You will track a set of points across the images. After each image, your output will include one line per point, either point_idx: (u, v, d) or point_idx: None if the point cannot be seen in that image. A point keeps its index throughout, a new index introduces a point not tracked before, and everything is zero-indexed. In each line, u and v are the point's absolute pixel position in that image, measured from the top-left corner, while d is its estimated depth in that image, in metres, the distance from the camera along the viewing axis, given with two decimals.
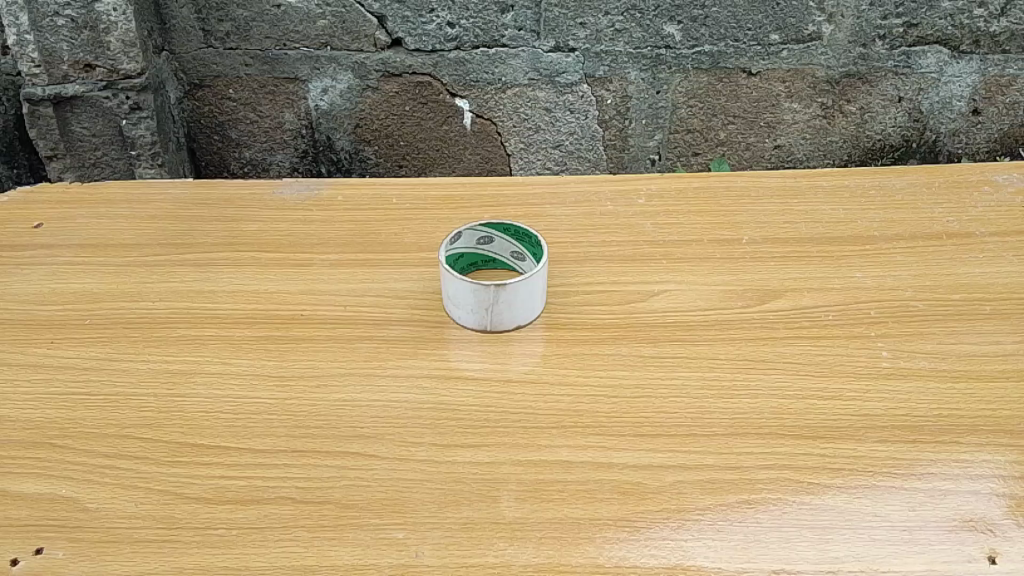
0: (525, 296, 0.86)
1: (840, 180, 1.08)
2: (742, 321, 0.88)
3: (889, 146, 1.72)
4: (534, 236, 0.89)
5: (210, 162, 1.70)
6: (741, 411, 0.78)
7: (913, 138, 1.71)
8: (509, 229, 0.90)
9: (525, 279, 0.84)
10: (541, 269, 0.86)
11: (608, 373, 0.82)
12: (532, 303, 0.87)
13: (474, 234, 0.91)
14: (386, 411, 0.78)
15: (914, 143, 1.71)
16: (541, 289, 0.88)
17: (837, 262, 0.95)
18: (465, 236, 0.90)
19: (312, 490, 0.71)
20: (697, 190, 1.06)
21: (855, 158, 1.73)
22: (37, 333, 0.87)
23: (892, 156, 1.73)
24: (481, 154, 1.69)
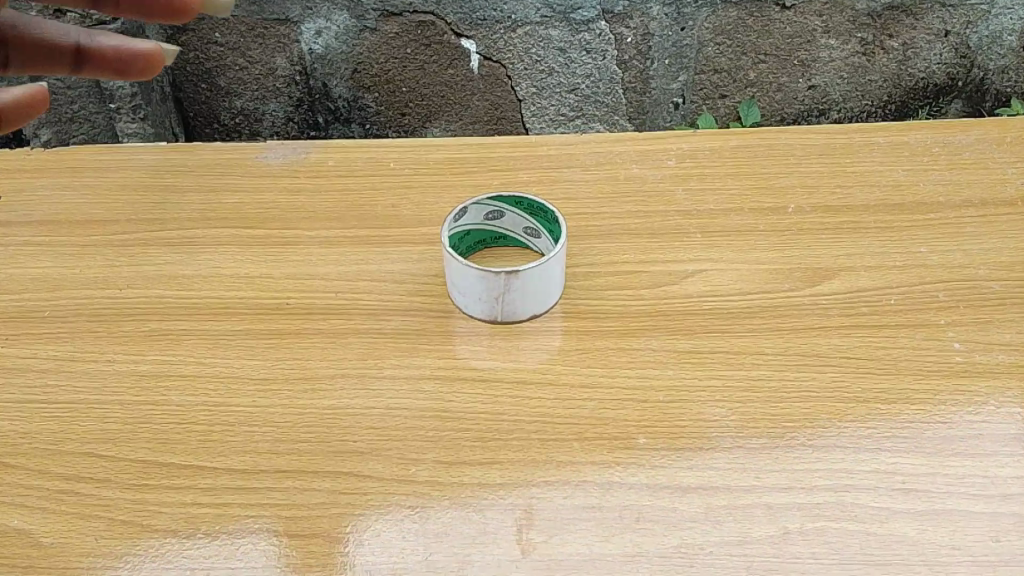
0: (540, 283, 0.75)
1: (899, 134, 0.94)
2: (790, 308, 0.77)
3: (932, 86, 1.57)
4: (551, 210, 0.77)
5: (198, 112, 1.56)
6: (792, 419, 0.68)
7: (959, 76, 1.56)
8: (521, 202, 0.79)
9: (540, 263, 0.73)
10: (560, 250, 0.75)
11: (637, 372, 0.72)
12: (551, 288, 0.76)
13: (480, 209, 0.79)
14: (383, 421, 0.68)
15: (959, 82, 1.57)
16: (560, 271, 0.77)
17: (898, 234, 0.83)
18: (471, 211, 0.79)
19: (297, 520, 0.61)
20: (735, 147, 0.93)
21: (894, 99, 1.59)
22: None
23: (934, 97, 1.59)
24: (490, 99, 1.54)
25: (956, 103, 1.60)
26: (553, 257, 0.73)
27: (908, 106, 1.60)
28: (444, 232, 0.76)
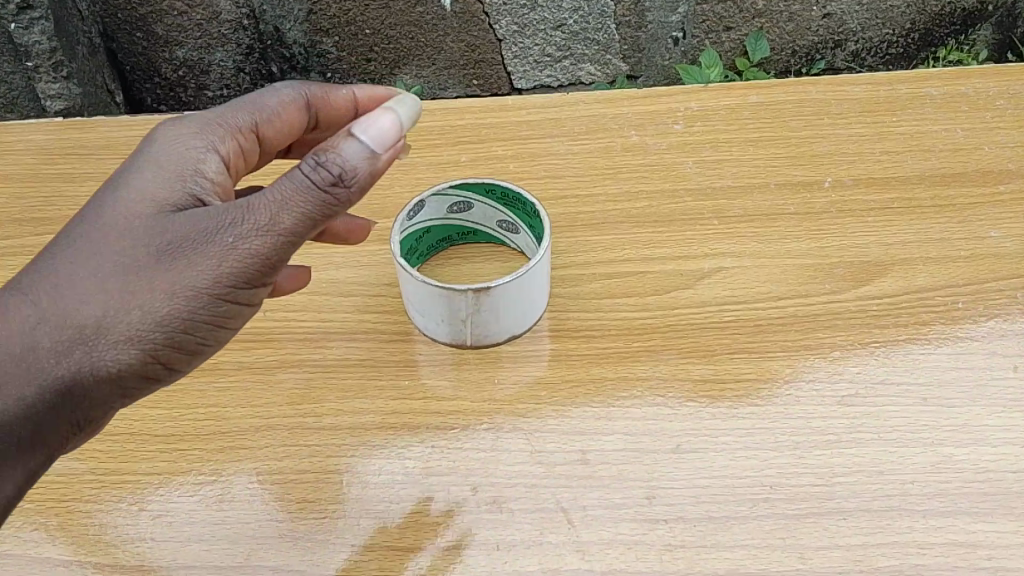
0: (519, 300, 0.59)
1: (955, 83, 0.77)
2: (831, 317, 0.61)
3: (962, 11, 1.20)
4: (533, 200, 0.61)
5: (137, 66, 1.21)
6: (844, 473, 0.54)
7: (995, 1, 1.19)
8: (493, 190, 0.62)
9: (518, 275, 0.57)
10: (546, 254, 0.59)
11: (642, 412, 0.57)
12: (536, 300, 0.60)
13: (444, 200, 0.63)
14: (319, 493, 0.54)
15: (990, 8, 1.20)
16: (546, 278, 0.61)
17: (961, 213, 0.67)
18: (431, 204, 0.62)
19: None
20: (756, 105, 0.76)
21: (919, 26, 1.22)
22: None
23: (961, 22, 1.22)
24: (466, 40, 1.21)
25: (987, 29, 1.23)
26: (537, 266, 0.57)
27: (932, 35, 1.23)
28: (397, 235, 0.60)
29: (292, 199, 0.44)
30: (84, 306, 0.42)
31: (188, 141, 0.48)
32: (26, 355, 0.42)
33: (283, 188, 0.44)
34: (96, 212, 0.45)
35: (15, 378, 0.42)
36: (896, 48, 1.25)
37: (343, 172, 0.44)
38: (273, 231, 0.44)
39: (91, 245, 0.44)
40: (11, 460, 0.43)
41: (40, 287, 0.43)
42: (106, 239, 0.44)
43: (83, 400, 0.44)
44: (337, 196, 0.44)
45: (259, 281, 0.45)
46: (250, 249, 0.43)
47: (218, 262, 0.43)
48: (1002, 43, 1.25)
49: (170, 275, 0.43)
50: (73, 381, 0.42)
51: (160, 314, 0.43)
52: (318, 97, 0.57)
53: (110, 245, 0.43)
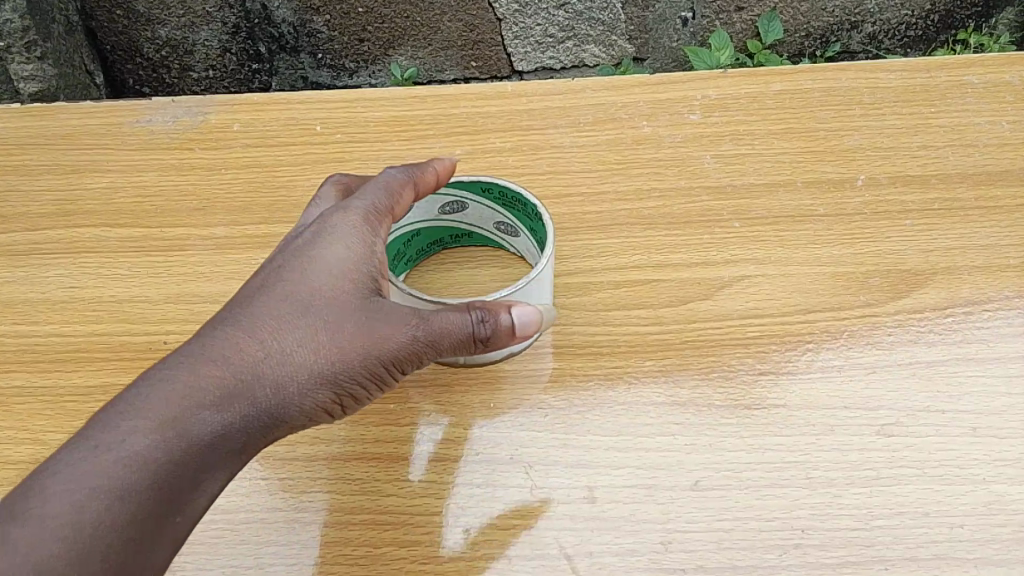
0: None
1: (999, 71, 0.70)
2: (867, 333, 0.55)
3: None
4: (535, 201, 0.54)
5: (117, 46, 1.14)
6: (884, 516, 0.47)
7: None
8: (490, 189, 0.56)
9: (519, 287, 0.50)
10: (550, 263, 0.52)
11: (656, 442, 0.51)
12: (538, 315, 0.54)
13: (434, 200, 0.56)
14: (292, 534, 0.48)
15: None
16: (549, 290, 0.54)
17: (1009, 216, 0.60)
18: (421, 205, 0.56)
19: None
20: (780, 93, 0.69)
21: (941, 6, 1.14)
22: None
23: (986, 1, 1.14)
24: (464, 19, 1.13)
25: (1011, 11, 1.14)
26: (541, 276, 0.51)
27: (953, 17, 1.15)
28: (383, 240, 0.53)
29: (468, 321, 0.46)
30: (292, 355, 0.43)
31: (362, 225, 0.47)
32: (249, 386, 0.42)
33: (457, 314, 0.46)
34: (299, 261, 0.45)
35: (236, 406, 0.42)
36: (915, 31, 1.17)
37: (497, 331, 0.46)
38: (444, 343, 0.46)
39: (305, 295, 0.44)
40: (213, 467, 0.41)
41: (253, 326, 0.43)
42: (317, 290, 0.44)
43: (273, 432, 0.44)
44: (505, 337, 0.46)
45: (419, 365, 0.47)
46: (422, 350, 0.45)
47: (405, 350, 0.45)
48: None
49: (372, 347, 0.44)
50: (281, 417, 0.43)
51: (353, 375, 0.45)
52: (425, 179, 0.52)
53: (324, 298, 0.44)
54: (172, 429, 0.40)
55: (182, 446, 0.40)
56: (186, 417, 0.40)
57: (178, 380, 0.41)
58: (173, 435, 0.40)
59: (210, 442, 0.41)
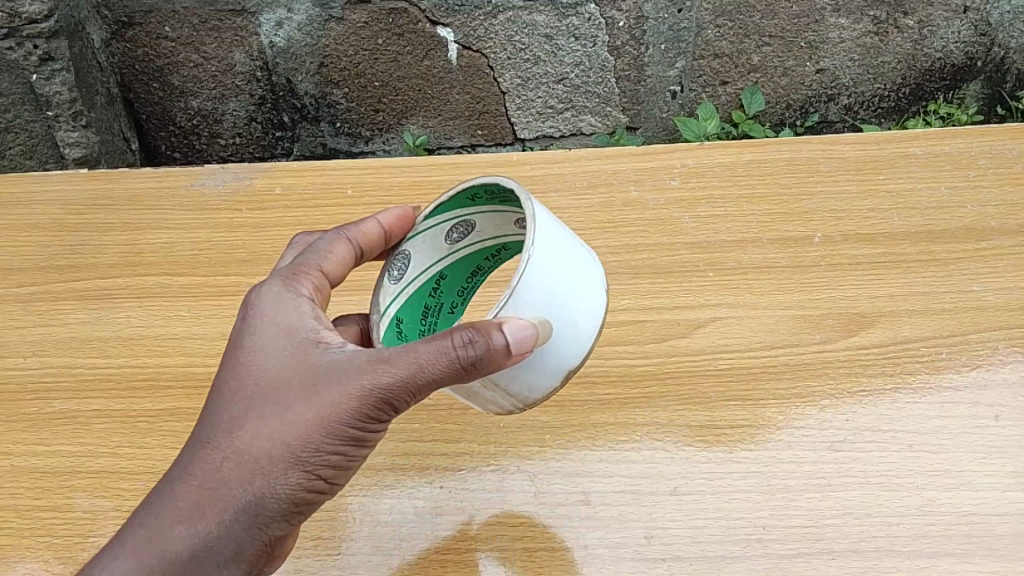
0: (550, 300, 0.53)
1: (940, 143, 0.81)
2: (823, 365, 0.64)
3: (950, 67, 1.24)
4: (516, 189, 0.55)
5: (152, 116, 1.26)
6: (832, 515, 0.56)
7: (981, 57, 1.23)
8: (478, 196, 0.58)
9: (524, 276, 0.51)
10: (544, 260, 0.52)
11: (643, 455, 0.60)
12: (564, 323, 0.54)
13: (441, 230, 0.61)
14: (333, 530, 0.58)
15: (980, 63, 1.24)
16: (569, 290, 0.54)
17: (945, 268, 0.70)
18: (428, 244, 0.61)
19: None
20: (750, 163, 0.80)
21: (909, 83, 1.25)
22: None
23: (951, 79, 1.25)
24: (471, 93, 1.24)
25: (976, 84, 1.26)
26: (529, 281, 0.51)
27: (923, 90, 1.26)
28: (387, 300, 0.58)
29: (435, 360, 0.47)
30: (255, 449, 0.49)
31: (291, 300, 0.53)
32: (218, 484, 0.49)
33: (424, 354, 0.47)
34: (247, 365, 0.51)
35: (209, 504, 0.49)
36: (888, 103, 1.27)
37: (485, 351, 0.47)
38: (394, 395, 0.48)
39: (250, 388, 0.51)
40: (207, 566, 0.49)
41: (216, 437, 0.50)
42: (258, 386, 0.50)
43: (261, 518, 0.49)
44: (461, 368, 0.47)
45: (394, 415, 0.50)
46: (379, 403, 0.49)
47: (356, 410, 0.48)
48: (991, 98, 1.27)
49: (320, 419, 0.49)
50: (258, 503, 0.49)
51: (315, 447, 0.49)
52: (361, 233, 0.59)
53: (262, 395, 0.50)
54: (152, 547, 0.49)
55: (164, 554, 0.48)
56: (162, 535, 0.49)
57: (158, 508, 0.49)
58: (153, 547, 0.49)
59: (190, 552, 0.49)
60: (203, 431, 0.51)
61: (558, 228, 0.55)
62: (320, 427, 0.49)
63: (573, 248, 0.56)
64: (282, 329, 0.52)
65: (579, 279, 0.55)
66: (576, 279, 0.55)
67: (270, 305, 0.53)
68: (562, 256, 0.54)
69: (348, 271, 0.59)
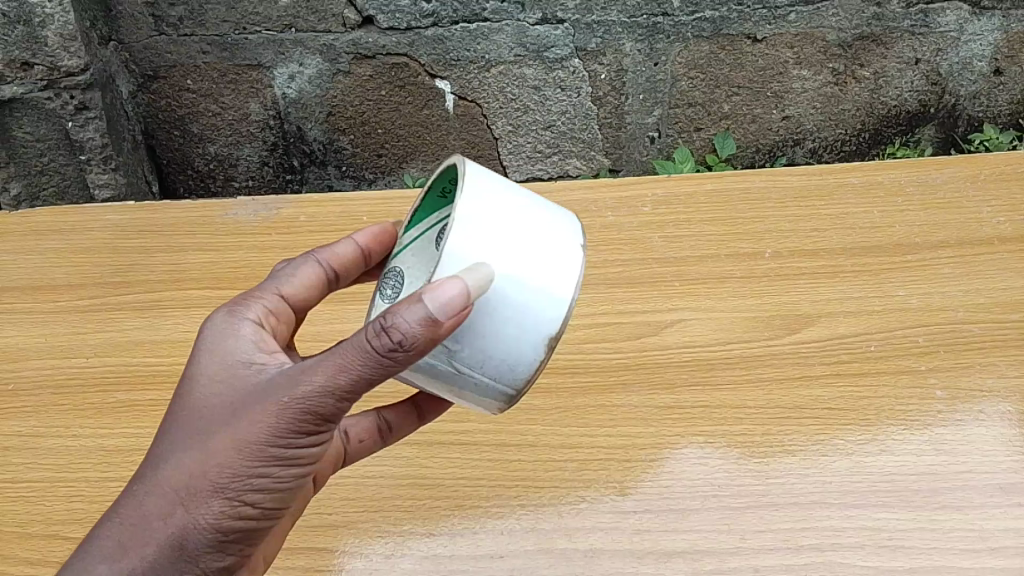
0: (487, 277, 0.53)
1: (874, 174, 0.94)
2: (771, 357, 0.76)
3: (905, 114, 1.37)
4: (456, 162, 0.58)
5: (172, 161, 1.38)
6: (777, 475, 0.68)
7: (934, 103, 1.36)
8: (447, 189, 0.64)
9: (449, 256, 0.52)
10: (468, 228, 0.53)
11: (619, 430, 0.71)
12: (516, 303, 0.55)
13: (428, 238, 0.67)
14: (358, 492, 0.69)
15: (932, 110, 1.37)
16: (512, 261, 0.54)
17: (876, 277, 0.83)
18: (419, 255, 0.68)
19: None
20: (710, 193, 0.92)
21: (868, 128, 1.38)
22: None
23: (906, 125, 1.39)
24: (466, 139, 1.36)
25: (929, 129, 1.39)
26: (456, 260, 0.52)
27: (882, 135, 1.39)
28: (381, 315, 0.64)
29: (353, 358, 0.48)
30: (181, 477, 0.50)
31: (238, 319, 0.58)
32: (142, 519, 0.50)
33: (343, 355, 0.48)
34: (182, 400, 0.54)
35: (134, 540, 0.50)
36: (849, 146, 1.40)
37: (399, 339, 0.47)
38: (314, 404, 0.49)
39: (184, 422, 0.53)
40: None
41: (148, 473, 0.52)
42: (189, 418, 0.53)
43: (188, 547, 0.50)
44: (376, 365, 0.48)
45: (320, 430, 0.51)
46: (301, 415, 0.50)
47: (277, 425, 0.50)
48: (944, 141, 1.41)
49: (241, 440, 0.50)
50: (184, 532, 0.50)
51: (236, 470, 0.50)
52: (333, 253, 0.66)
53: (193, 426, 0.52)
54: None
55: None
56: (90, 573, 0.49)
57: (90, 549, 0.50)
58: None
59: None
60: (138, 471, 0.53)
61: (505, 202, 0.56)
62: (242, 446, 0.50)
63: (527, 224, 0.56)
64: (220, 359, 0.55)
65: (532, 256, 0.55)
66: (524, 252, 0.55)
67: (211, 335, 0.57)
68: (497, 226, 0.54)
69: (318, 289, 0.66)
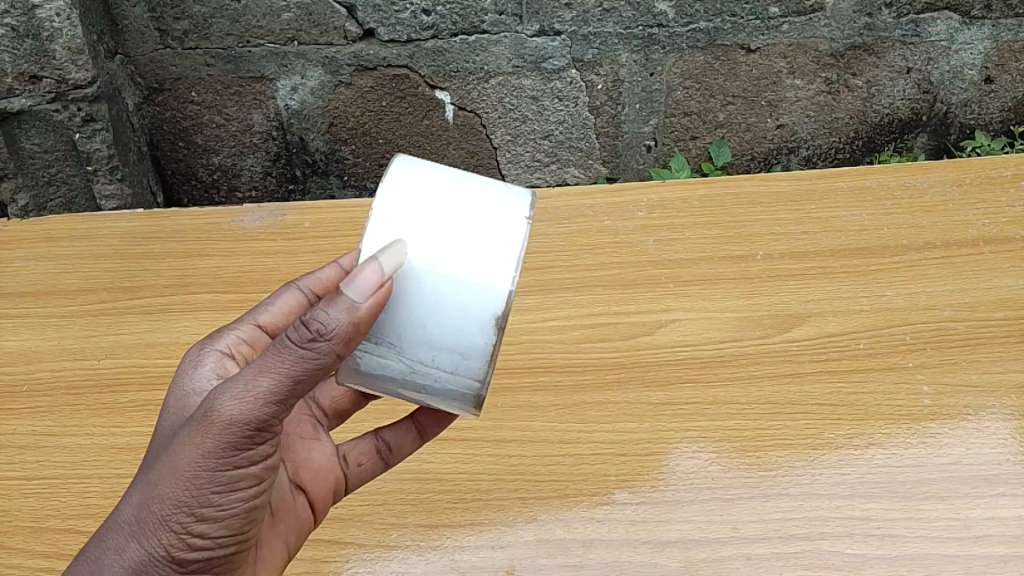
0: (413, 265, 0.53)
1: (863, 179, 0.97)
2: (762, 355, 0.78)
3: (898, 122, 1.40)
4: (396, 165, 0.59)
5: (177, 171, 1.40)
6: (769, 468, 0.70)
7: (926, 111, 1.39)
8: None
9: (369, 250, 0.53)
10: (386, 224, 0.54)
11: (615, 426, 0.73)
12: (453, 291, 0.53)
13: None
14: (362, 486, 0.71)
15: (924, 118, 1.40)
16: (436, 248, 0.53)
17: (864, 277, 0.85)
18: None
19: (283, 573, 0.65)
20: (703, 198, 0.95)
21: (861, 136, 1.41)
22: None
23: (899, 133, 1.42)
24: (465, 148, 1.38)
25: (923, 137, 1.42)
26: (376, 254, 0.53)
27: (875, 143, 1.42)
28: None
29: (275, 358, 0.46)
30: (132, 509, 0.48)
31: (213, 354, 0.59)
32: (95, 556, 0.48)
33: (266, 356, 0.47)
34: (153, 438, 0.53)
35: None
36: (843, 154, 1.43)
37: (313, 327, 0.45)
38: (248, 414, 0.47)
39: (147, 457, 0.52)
40: None
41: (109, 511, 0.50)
42: (152, 453, 0.52)
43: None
44: (296, 360, 0.46)
45: (257, 442, 0.48)
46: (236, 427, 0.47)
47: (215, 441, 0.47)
48: (937, 148, 1.44)
49: (174, 459, 0.48)
50: (132, 563, 0.47)
51: (181, 495, 0.48)
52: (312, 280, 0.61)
53: (151, 459, 0.51)
54: None
55: None
56: None
57: None
58: None
59: None
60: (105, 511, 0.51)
61: (434, 192, 0.56)
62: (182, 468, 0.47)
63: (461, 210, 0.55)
64: (189, 392, 0.56)
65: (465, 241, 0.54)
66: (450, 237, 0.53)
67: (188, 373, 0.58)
68: (416, 216, 0.54)
69: None
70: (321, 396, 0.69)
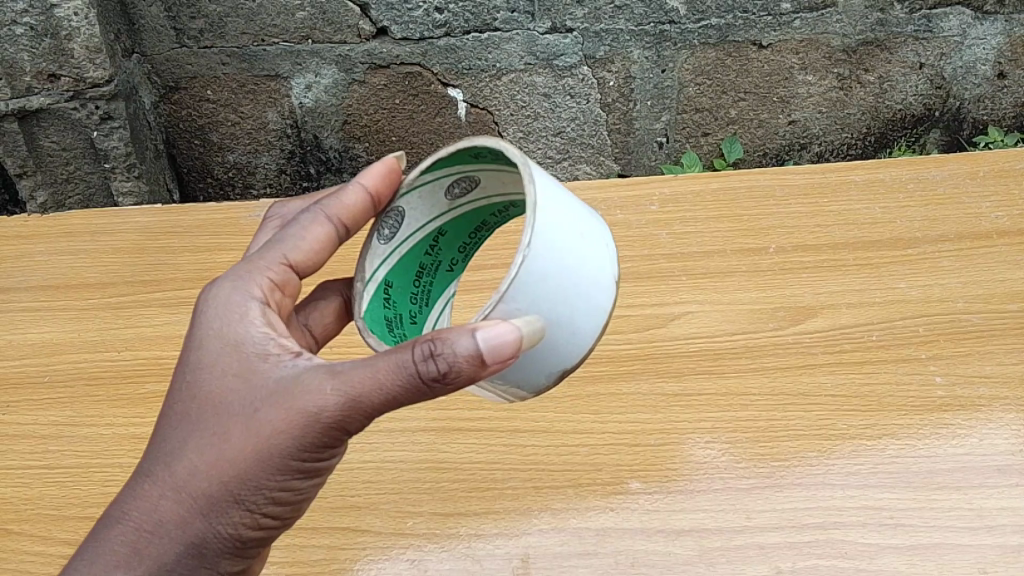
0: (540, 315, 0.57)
1: (875, 173, 0.97)
2: (774, 346, 0.79)
3: (910, 117, 1.40)
4: (518, 161, 0.59)
5: (192, 169, 1.42)
6: (783, 459, 0.70)
7: (939, 106, 1.39)
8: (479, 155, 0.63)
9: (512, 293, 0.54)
10: (536, 274, 0.55)
11: (629, 416, 0.74)
12: (560, 338, 0.59)
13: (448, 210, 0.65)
14: (380, 475, 0.72)
15: (937, 113, 1.40)
16: (568, 295, 0.58)
17: (877, 269, 0.85)
18: (425, 200, 0.67)
19: (302, 562, 0.66)
20: (716, 191, 0.96)
21: (875, 131, 1.41)
22: (5, 398, 0.80)
23: (912, 129, 1.41)
24: None
25: (936, 132, 1.42)
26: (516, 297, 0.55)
27: (887, 138, 1.42)
28: (377, 259, 0.65)
29: (397, 374, 0.49)
30: (198, 481, 0.52)
31: (244, 292, 0.58)
32: (157, 523, 0.52)
33: (388, 371, 0.49)
34: (192, 393, 0.54)
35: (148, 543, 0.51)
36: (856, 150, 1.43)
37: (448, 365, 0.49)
38: (347, 418, 0.51)
39: (193, 418, 0.53)
40: None
41: (158, 472, 0.53)
42: (200, 417, 0.53)
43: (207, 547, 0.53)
44: (415, 387, 0.49)
45: (339, 442, 0.53)
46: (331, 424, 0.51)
47: (306, 433, 0.51)
48: (950, 144, 1.43)
49: (258, 449, 0.51)
50: (203, 536, 0.52)
51: (257, 481, 0.52)
52: (341, 208, 0.65)
53: (205, 426, 0.53)
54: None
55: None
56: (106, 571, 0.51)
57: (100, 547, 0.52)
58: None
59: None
60: (148, 463, 0.54)
61: (567, 239, 0.58)
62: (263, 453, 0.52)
63: (582, 259, 0.59)
64: (224, 342, 0.55)
65: (582, 292, 0.59)
66: (582, 263, 0.58)
67: (219, 313, 0.56)
68: (561, 268, 0.57)
69: (329, 245, 0.65)
70: (313, 322, 0.70)
